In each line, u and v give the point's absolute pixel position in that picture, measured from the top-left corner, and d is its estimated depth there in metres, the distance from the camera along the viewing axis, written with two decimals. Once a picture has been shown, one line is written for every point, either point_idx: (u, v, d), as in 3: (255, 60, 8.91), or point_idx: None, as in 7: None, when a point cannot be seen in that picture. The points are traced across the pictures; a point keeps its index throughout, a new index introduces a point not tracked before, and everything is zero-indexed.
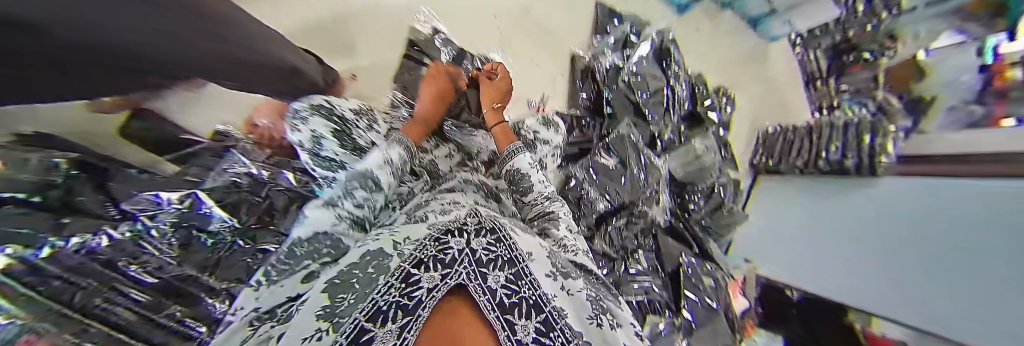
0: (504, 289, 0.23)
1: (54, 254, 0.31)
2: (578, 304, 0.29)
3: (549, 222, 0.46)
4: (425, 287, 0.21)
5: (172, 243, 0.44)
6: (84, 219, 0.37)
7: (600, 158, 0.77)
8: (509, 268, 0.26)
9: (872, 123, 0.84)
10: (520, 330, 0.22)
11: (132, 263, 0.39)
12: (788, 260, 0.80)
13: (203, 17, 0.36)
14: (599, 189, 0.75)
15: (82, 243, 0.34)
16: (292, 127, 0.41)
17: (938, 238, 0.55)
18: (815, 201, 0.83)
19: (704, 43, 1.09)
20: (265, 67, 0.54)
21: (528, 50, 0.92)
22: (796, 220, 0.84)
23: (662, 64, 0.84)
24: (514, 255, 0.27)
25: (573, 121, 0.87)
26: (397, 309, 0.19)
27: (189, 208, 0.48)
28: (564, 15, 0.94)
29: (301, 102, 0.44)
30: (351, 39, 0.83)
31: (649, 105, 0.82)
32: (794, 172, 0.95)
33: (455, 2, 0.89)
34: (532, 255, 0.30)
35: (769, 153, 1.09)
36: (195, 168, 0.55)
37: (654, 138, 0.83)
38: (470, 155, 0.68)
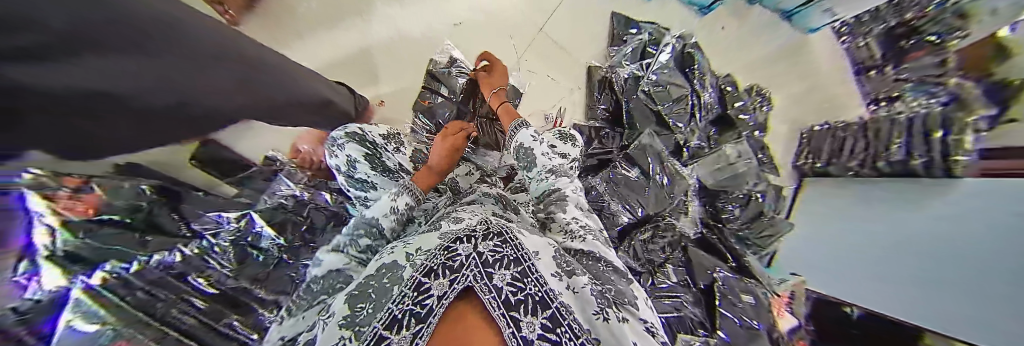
0: (510, 286, 0.23)
1: (143, 268, 0.41)
2: (583, 299, 0.27)
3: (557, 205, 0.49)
4: (436, 295, 0.21)
5: (229, 258, 0.50)
6: (161, 236, 0.52)
7: (619, 170, 0.76)
8: (515, 266, 0.25)
9: (943, 112, 0.70)
10: (526, 326, 0.20)
11: (199, 276, 0.45)
12: (837, 272, 0.72)
13: (236, 60, 0.42)
14: (620, 199, 0.74)
15: (161, 258, 0.43)
16: (330, 153, 0.46)
17: (961, 238, 0.50)
18: (872, 209, 0.74)
19: (733, 41, 1.02)
20: (303, 101, 0.61)
21: (543, 66, 0.95)
22: (849, 228, 0.75)
23: (686, 72, 0.78)
24: (520, 254, 0.27)
25: (592, 133, 0.88)
26: (411, 317, 0.20)
27: (244, 227, 0.53)
28: (575, 29, 0.95)
29: (338, 130, 0.47)
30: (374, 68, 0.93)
31: (673, 113, 0.77)
32: (848, 174, 0.87)
33: (470, 24, 0.93)
34: (538, 254, 0.29)
35: (816, 152, 1.01)
36: (248, 191, 0.66)
37: (680, 146, 0.80)
38: (487, 172, 0.69)
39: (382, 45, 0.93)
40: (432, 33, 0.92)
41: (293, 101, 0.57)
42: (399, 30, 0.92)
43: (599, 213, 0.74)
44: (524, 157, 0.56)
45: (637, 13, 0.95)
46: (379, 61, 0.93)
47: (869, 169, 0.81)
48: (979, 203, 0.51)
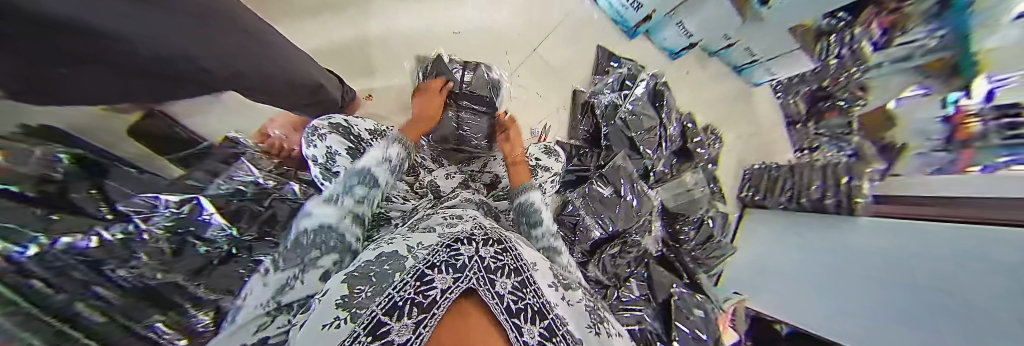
0: (511, 294, 0.24)
1: (46, 251, 0.24)
2: (577, 314, 0.29)
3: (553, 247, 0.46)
4: (438, 287, 0.22)
5: (164, 249, 0.38)
6: (76, 218, 0.31)
7: (595, 187, 0.80)
8: (515, 276, 0.27)
9: (848, 165, 0.92)
10: (527, 332, 0.22)
11: (124, 269, 0.32)
12: (778, 291, 0.82)
13: (224, 14, 0.37)
14: (594, 215, 0.78)
15: (71, 242, 0.27)
16: (309, 142, 0.43)
17: (915, 272, 0.58)
18: (797, 243, 0.87)
19: (694, 84, 1.18)
20: (292, 80, 0.57)
21: (533, 83, 0.99)
22: (785, 258, 0.88)
23: (657, 104, 0.90)
24: (519, 265, 0.29)
25: (571, 150, 0.93)
26: (411, 305, 0.20)
27: (188, 213, 0.45)
28: (565, 53, 1.01)
29: (321, 119, 0.46)
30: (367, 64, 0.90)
31: (644, 140, 0.87)
32: (781, 207, 1.02)
33: (467, 34, 0.95)
34: (535, 265, 0.32)
35: (756, 186, 1.16)
36: (200, 172, 0.57)
37: (648, 170, 0.88)
38: (473, 177, 0.70)
39: (371, 38, 0.89)
40: (426, 36, 0.92)
41: (283, 78, 0.54)
42: (392, 27, 0.90)
43: (573, 227, 0.77)
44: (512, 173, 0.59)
45: (620, 49, 1.06)
46: (368, 55, 0.90)
47: (795, 204, 0.97)
48: (940, 241, 0.58)
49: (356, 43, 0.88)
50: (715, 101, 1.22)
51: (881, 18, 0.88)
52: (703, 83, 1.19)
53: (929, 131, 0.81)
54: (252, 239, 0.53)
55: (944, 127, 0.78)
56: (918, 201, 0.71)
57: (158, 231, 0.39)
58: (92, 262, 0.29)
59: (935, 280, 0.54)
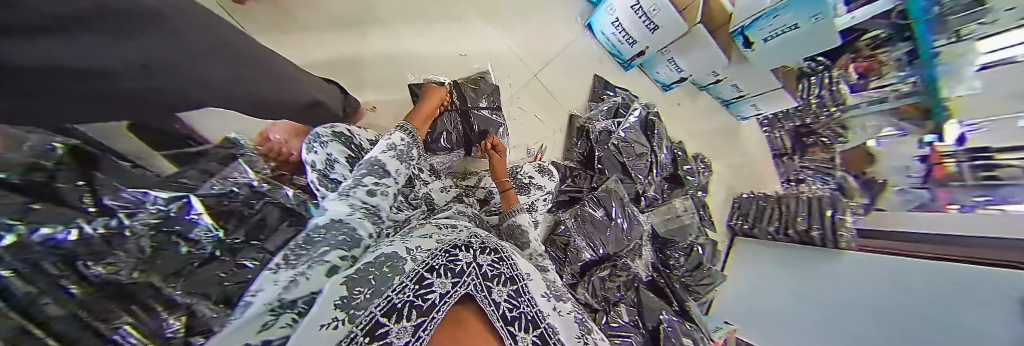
0: (506, 303, 0.25)
1: (18, 242, 0.24)
2: (568, 324, 0.29)
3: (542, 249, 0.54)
4: (437, 292, 0.23)
5: (142, 246, 0.38)
6: (54, 207, 0.31)
7: (587, 208, 0.81)
8: (510, 284, 0.27)
9: (830, 200, 0.96)
10: (519, 339, 0.23)
11: (98, 265, 0.31)
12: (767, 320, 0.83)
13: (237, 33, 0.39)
14: (585, 237, 0.78)
15: (49, 233, 0.27)
16: (309, 149, 0.44)
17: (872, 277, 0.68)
18: (783, 272, 0.90)
19: (685, 113, 1.24)
20: (301, 96, 0.56)
21: (533, 105, 1.03)
22: (773, 286, 0.88)
23: (649, 133, 0.94)
24: (515, 273, 0.29)
25: (566, 171, 0.94)
26: (411, 308, 0.22)
27: (177, 212, 0.45)
28: (564, 80, 1.06)
29: (325, 128, 0.47)
30: (371, 76, 0.93)
31: (636, 165, 0.90)
32: (768, 237, 1.06)
33: (470, 55, 0.99)
34: (530, 275, 0.32)
35: (744, 215, 1.18)
36: (193, 171, 0.58)
37: (639, 194, 0.91)
38: (468, 191, 0.71)
39: (378, 54, 0.92)
40: (430, 56, 0.96)
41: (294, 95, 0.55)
42: (399, 45, 0.94)
43: (564, 249, 0.77)
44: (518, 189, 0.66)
45: (616, 79, 1.12)
46: (374, 70, 0.93)
47: (784, 235, 1.00)
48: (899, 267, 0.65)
49: (361, 58, 0.91)
50: (706, 132, 1.27)
51: (857, 63, 0.92)
52: (693, 113, 1.25)
53: (908, 170, 0.92)
54: (240, 242, 0.51)
55: (920, 165, 0.88)
56: (898, 240, 0.74)
57: (140, 226, 0.38)
58: (69, 261, 0.28)
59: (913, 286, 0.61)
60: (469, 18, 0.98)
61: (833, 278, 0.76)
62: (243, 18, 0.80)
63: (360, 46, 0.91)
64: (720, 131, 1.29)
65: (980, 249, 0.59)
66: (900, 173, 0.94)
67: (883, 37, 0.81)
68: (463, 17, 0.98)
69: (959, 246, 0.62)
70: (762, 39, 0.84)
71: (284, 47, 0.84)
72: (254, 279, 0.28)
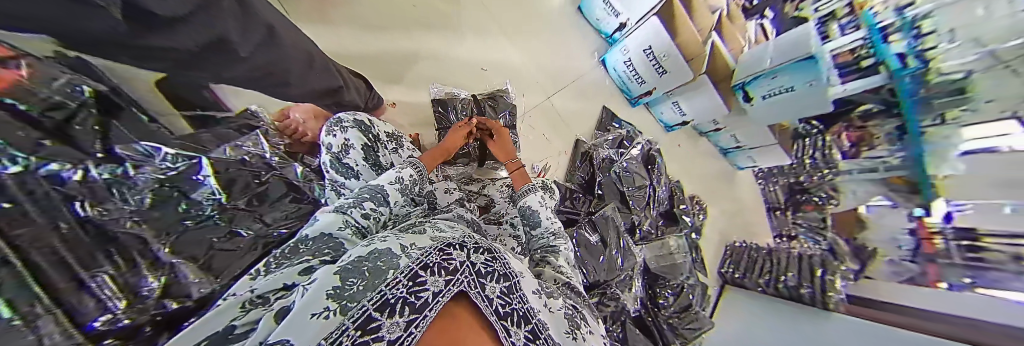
0: (500, 299, 0.26)
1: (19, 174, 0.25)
2: (558, 320, 0.31)
3: (549, 254, 0.50)
4: (430, 290, 0.22)
5: (143, 197, 0.39)
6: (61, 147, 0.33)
7: (583, 232, 0.81)
8: (504, 281, 0.28)
9: (820, 259, 0.98)
10: (513, 334, 0.24)
11: (92, 206, 0.32)
12: None
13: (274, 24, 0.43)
14: (579, 262, 0.76)
15: (55, 171, 0.31)
16: (330, 131, 0.47)
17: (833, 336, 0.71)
18: (763, 319, 0.92)
19: (687, 155, 1.29)
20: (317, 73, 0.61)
21: (543, 126, 1.08)
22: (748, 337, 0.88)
23: (649, 168, 0.96)
24: (508, 271, 0.30)
25: (566, 192, 0.96)
26: (404, 303, 0.21)
27: (185, 171, 0.47)
28: (574, 107, 1.12)
29: (348, 114, 0.50)
30: (398, 74, 0.98)
31: (634, 196, 0.92)
32: (759, 290, 1.05)
33: (490, 72, 1.06)
34: (523, 274, 0.33)
35: (737, 265, 1.18)
36: (209, 135, 0.60)
37: (635, 226, 0.92)
38: (470, 197, 0.71)
39: (406, 57, 0.98)
40: (453, 67, 1.02)
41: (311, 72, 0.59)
42: (426, 51, 1.00)
43: None
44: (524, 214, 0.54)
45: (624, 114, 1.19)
46: (399, 70, 0.98)
47: (773, 288, 1.00)
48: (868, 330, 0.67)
49: (393, 58, 0.97)
50: (704, 176, 1.31)
51: (850, 131, 0.96)
52: (693, 156, 1.30)
53: (896, 242, 0.90)
54: (240, 208, 0.50)
55: (910, 238, 0.86)
56: (880, 305, 0.76)
57: (145, 179, 0.41)
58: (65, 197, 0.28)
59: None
60: (497, 40, 1.06)
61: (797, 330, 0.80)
62: (292, 9, 0.88)
63: (394, 47, 0.97)
64: (717, 178, 1.33)
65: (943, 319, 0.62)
66: (888, 244, 0.92)
67: (874, 111, 0.84)
68: (489, 37, 1.05)
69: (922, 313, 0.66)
70: (762, 96, 0.91)
71: (322, 38, 0.90)
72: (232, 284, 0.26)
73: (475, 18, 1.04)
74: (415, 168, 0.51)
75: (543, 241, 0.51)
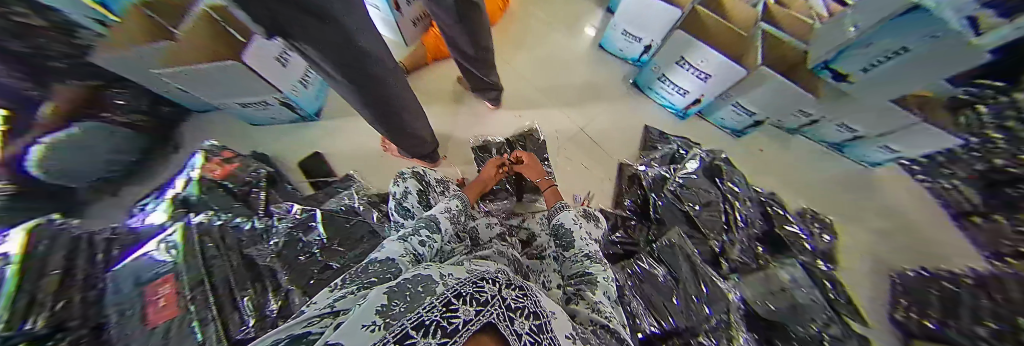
0: (529, 336, 0.20)
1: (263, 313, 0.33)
2: None
3: (587, 284, 0.38)
4: (461, 318, 0.18)
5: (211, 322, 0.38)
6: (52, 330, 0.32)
7: (641, 264, 0.64)
8: (534, 319, 0.22)
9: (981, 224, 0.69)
10: None
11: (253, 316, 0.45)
12: None
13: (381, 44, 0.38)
14: (644, 301, 0.57)
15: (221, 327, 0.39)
16: (396, 181, 0.60)
17: None
18: None
19: (785, 166, 0.92)
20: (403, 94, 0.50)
21: (577, 154, 0.95)
22: None
23: (718, 182, 0.71)
24: (539, 310, 0.24)
25: (617, 220, 0.77)
26: (437, 326, 0.16)
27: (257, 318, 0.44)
28: (606, 127, 0.98)
29: (408, 169, 0.63)
30: (484, 128, 1.00)
31: (705, 220, 0.67)
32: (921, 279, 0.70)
33: (567, 128, 0.99)
34: (555, 314, 0.26)
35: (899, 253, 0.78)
36: (283, 221, 0.65)
37: (718, 255, 0.63)
38: (513, 231, 0.66)
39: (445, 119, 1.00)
40: (527, 76, 1.06)
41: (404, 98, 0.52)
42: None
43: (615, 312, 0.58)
44: (562, 239, 0.49)
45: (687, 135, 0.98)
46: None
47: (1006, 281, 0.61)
48: None
49: (463, 118, 0.99)
50: (797, 168, 0.93)
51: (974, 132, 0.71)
52: (802, 168, 0.92)
53: None
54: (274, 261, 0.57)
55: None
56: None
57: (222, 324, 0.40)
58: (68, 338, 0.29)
59: None
60: (574, 67, 1.09)
61: None
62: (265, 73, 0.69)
63: (470, 119, 1.00)
64: (789, 167, 0.91)
65: None
66: None
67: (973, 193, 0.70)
68: (525, 85, 1.04)
69: None
70: (860, 69, 0.59)
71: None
72: (316, 293, 0.26)
73: (514, 61, 1.08)
74: (458, 199, 0.56)
75: (577, 268, 0.43)
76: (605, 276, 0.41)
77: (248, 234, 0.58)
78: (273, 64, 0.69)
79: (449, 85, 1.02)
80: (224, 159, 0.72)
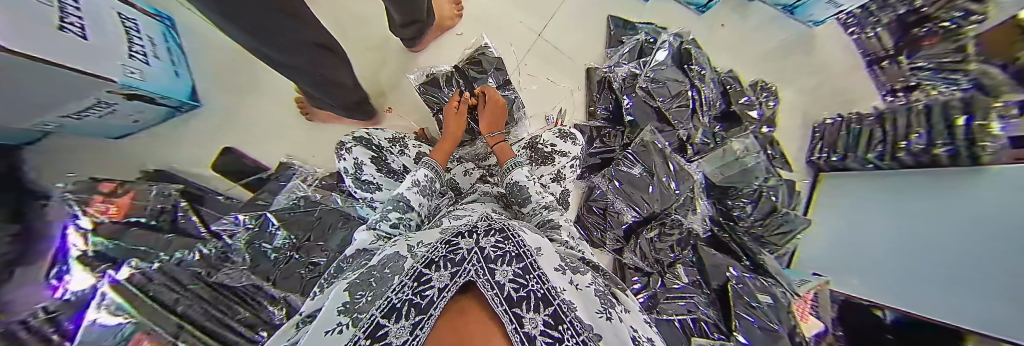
0: (511, 283, 0.19)
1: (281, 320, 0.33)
2: (587, 297, 0.22)
3: (552, 229, 0.38)
4: (436, 287, 0.18)
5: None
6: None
7: (621, 167, 0.67)
8: (517, 263, 0.22)
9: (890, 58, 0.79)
10: (529, 322, 0.15)
11: (265, 332, 0.41)
12: (845, 261, 0.63)
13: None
14: (626, 198, 0.66)
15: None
16: (341, 156, 0.51)
17: (943, 239, 0.44)
18: (871, 207, 0.63)
19: (741, 34, 0.92)
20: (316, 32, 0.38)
21: (541, 69, 0.86)
22: (840, 229, 0.67)
23: (685, 68, 0.70)
24: (523, 251, 0.24)
25: (592, 132, 0.77)
26: (409, 306, 0.17)
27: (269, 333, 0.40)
28: (567, 29, 0.86)
29: (347, 136, 0.52)
30: (426, 62, 0.86)
31: (673, 109, 0.69)
32: (838, 123, 0.84)
33: (522, 39, 0.86)
34: (541, 251, 0.26)
35: (818, 104, 0.92)
36: (247, 234, 0.59)
37: (683, 142, 0.70)
38: (492, 171, 0.63)
39: (379, 68, 0.86)
40: None
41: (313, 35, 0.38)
42: (395, 57, 0.86)
43: (603, 213, 0.70)
44: (518, 196, 0.45)
45: (653, 19, 0.87)
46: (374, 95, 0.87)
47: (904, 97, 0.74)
48: (950, 204, 0.47)
49: (401, 66, 0.87)
50: (747, 36, 0.92)
51: None
52: (755, 32, 0.92)
53: None
54: (247, 281, 0.50)
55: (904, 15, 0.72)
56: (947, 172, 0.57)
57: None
58: None
59: (957, 264, 0.40)
60: None
61: (880, 212, 0.60)
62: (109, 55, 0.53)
63: (403, 59, 0.86)
64: (741, 41, 0.92)
65: (936, 178, 0.53)
66: None
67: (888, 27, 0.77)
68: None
69: (916, 176, 0.57)
70: None
71: (275, 109, 0.85)
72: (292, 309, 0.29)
73: None
74: (427, 166, 0.46)
75: (539, 219, 0.41)
76: (563, 220, 0.42)
77: (198, 265, 0.50)
78: (83, 48, 0.48)
79: (371, 26, 0.85)
80: (107, 195, 0.55)
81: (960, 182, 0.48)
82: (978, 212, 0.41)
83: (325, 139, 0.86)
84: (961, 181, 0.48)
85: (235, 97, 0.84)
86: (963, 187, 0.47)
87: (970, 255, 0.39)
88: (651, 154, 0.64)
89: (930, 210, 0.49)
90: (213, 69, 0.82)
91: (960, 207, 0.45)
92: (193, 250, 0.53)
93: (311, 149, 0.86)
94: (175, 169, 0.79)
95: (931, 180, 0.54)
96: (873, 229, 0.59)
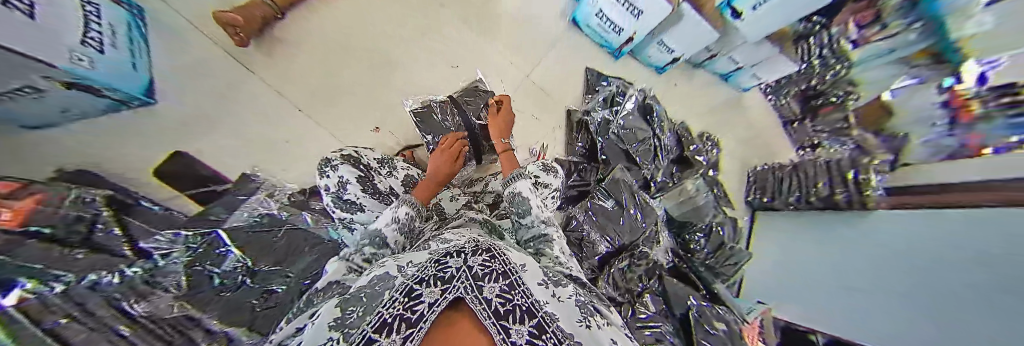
0: (498, 297, 0.21)
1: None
2: (567, 308, 0.24)
3: (544, 244, 0.42)
4: (425, 302, 0.19)
5: None
6: None
7: (596, 200, 0.73)
8: (503, 279, 0.24)
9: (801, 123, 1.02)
10: (514, 332, 0.18)
11: None
12: (784, 292, 0.72)
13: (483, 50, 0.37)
14: (600, 230, 0.71)
15: None
16: (323, 174, 0.49)
17: (885, 271, 0.53)
18: (802, 244, 0.75)
19: (688, 92, 1.11)
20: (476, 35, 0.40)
21: (528, 105, 0.94)
22: (778, 262, 0.78)
23: (648, 118, 0.82)
24: (508, 268, 0.26)
25: (570, 166, 0.84)
26: (399, 321, 0.17)
27: None
28: (550, 73, 0.96)
29: (335, 152, 0.51)
30: (421, 88, 0.90)
31: (639, 152, 0.79)
32: (763, 170, 1.02)
33: (511, 77, 0.94)
34: (525, 267, 0.28)
35: (749, 154, 1.10)
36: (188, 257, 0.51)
37: (648, 181, 0.79)
38: (477, 198, 0.65)
39: (372, 91, 0.88)
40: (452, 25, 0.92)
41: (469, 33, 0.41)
42: (387, 81, 0.89)
43: (579, 244, 0.71)
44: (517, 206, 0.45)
45: (622, 74, 1.02)
46: (363, 116, 0.88)
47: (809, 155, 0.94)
48: (883, 242, 0.57)
49: (391, 90, 0.89)
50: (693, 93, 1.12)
51: (856, 14, 0.75)
52: (698, 91, 1.12)
53: None
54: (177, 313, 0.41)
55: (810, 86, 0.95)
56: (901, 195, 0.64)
57: None
58: None
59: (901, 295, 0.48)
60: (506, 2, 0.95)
61: (809, 249, 0.72)
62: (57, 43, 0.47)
63: (398, 85, 0.89)
64: (686, 98, 1.11)
65: (858, 220, 0.65)
66: None
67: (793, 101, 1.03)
68: (455, 35, 0.92)
69: (842, 215, 0.69)
70: (750, 7, 0.72)
71: (248, 119, 0.79)
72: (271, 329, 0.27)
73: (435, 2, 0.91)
74: (409, 205, 0.43)
75: (534, 233, 0.43)
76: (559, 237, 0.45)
77: (121, 290, 0.38)
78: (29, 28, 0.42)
79: (368, 49, 0.88)
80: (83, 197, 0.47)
81: (876, 228, 0.60)
82: (914, 251, 0.50)
83: (298, 155, 0.83)
84: (884, 223, 0.59)
85: (204, 103, 0.76)
86: (887, 230, 0.58)
87: (919, 283, 0.46)
88: (622, 190, 0.72)
89: (862, 249, 0.60)
90: (185, 69, 0.74)
91: (888, 246, 0.55)
92: (111, 272, 0.40)
93: (282, 164, 0.81)
94: (103, 172, 0.67)
95: (851, 223, 0.66)
96: (808, 264, 0.69)
